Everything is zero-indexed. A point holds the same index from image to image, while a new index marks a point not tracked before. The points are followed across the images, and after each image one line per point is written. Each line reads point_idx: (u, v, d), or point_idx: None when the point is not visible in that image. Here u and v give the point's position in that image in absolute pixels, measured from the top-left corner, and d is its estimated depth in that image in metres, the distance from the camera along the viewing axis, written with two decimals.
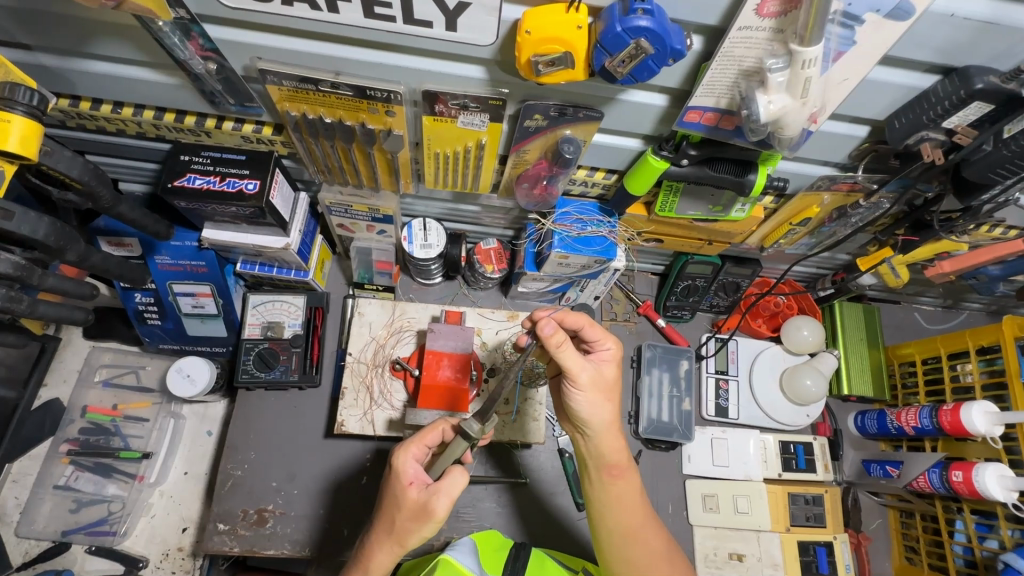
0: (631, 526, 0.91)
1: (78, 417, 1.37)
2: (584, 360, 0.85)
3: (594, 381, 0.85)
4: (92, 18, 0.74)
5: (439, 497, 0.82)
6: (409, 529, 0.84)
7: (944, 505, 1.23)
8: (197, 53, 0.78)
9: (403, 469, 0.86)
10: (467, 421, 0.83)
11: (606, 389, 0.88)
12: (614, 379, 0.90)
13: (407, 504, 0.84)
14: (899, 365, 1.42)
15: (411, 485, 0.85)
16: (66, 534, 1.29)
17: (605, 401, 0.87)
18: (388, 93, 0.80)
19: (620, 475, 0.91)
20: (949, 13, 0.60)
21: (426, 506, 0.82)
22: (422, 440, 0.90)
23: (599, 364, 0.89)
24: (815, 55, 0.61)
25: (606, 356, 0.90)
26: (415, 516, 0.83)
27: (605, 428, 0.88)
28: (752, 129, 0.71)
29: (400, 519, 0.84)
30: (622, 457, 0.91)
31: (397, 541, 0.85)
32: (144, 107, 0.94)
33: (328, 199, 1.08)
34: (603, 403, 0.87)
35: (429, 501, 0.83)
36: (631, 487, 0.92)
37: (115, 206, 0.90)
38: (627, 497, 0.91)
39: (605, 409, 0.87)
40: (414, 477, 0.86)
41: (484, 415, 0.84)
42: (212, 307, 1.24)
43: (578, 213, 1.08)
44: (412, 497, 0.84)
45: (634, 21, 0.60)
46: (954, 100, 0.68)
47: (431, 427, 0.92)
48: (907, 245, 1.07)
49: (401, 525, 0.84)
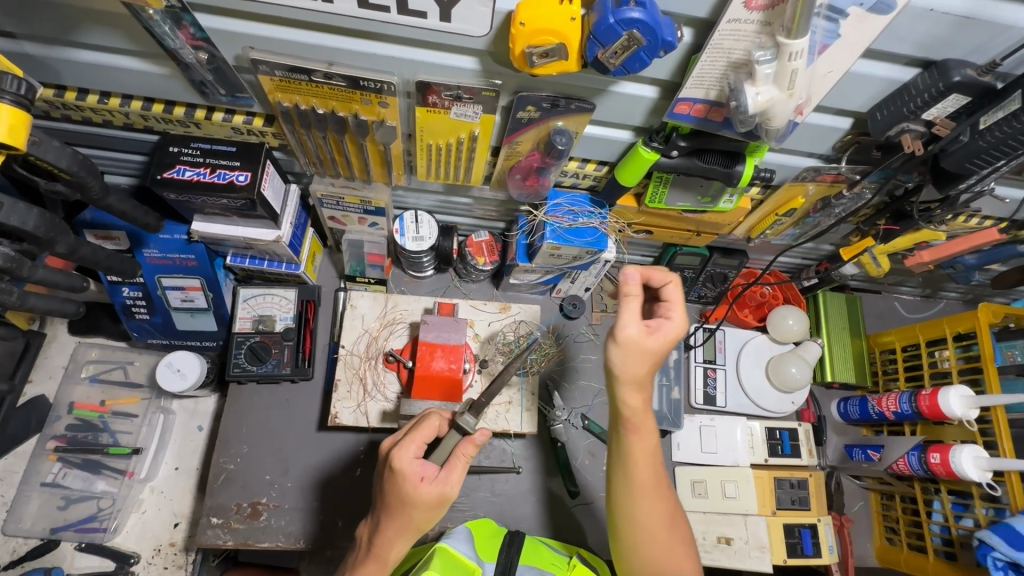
0: (639, 484, 0.92)
1: (64, 414, 1.35)
2: (637, 319, 0.86)
3: (647, 337, 0.86)
4: (82, 6, 0.73)
5: (453, 484, 0.86)
6: (426, 517, 0.87)
7: (922, 486, 1.27)
8: (188, 42, 0.77)
9: (409, 468, 0.85)
10: (463, 417, 0.90)
11: (640, 358, 0.86)
12: (657, 354, 0.86)
13: (424, 500, 0.85)
14: (880, 353, 1.46)
15: (423, 482, 0.85)
16: (54, 531, 1.28)
17: (639, 360, 0.86)
18: (381, 84, 0.81)
19: (635, 430, 0.91)
20: (929, 8, 0.62)
21: (442, 495, 0.86)
22: (420, 436, 0.88)
23: (654, 330, 0.87)
24: (802, 47, 0.62)
25: (666, 328, 0.87)
26: (431, 506, 0.86)
27: (629, 387, 0.88)
28: (741, 121, 0.73)
29: (418, 514, 0.86)
30: (639, 415, 0.90)
31: (415, 529, 0.88)
32: (132, 98, 0.93)
33: (320, 191, 1.08)
34: (629, 365, 0.86)
35: (445, 491, 0.85)
36: (645, 442, 0.92)
37: (104, 197, 0.89)
38: (642, 453, 0.91)
39: (637, 367, 0.86)
40: (423, 472, 0.86)
41: (477, 409, 0.92)
42: (202, 301, 1.23)
43: (570, 204, 1.09)
44: (428, 493, 0.85)
45: (627, 12, 0.61)
46: (933, 92, 0.71)
47: (425, 421, 0.90)
48: (887, 235, 1.09)
49: (419, 517, 0.86)
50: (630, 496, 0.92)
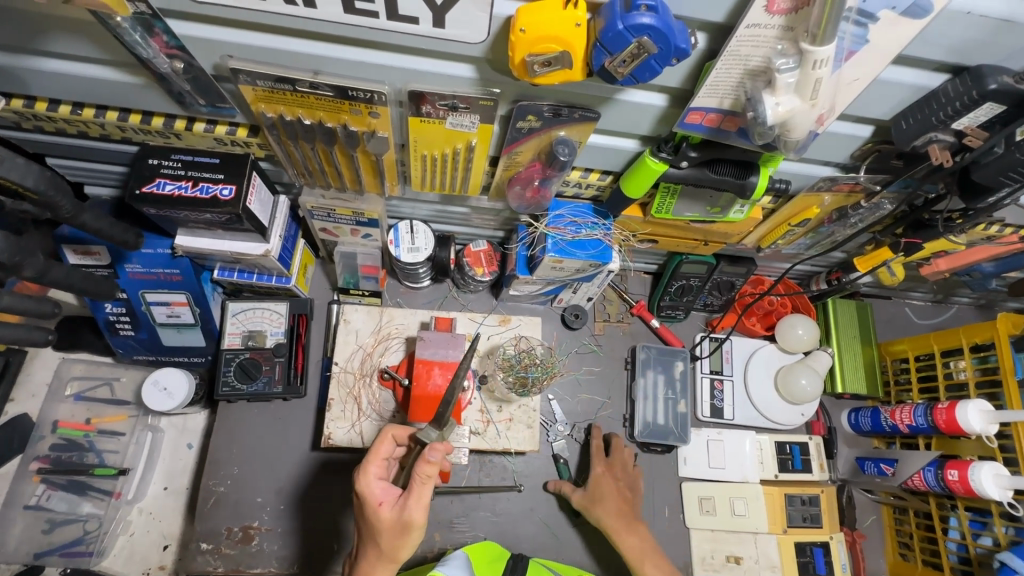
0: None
1: (48, 433, 1.30)
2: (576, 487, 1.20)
3: (582, 495, 1.17)
4: (45, 13, 0.67)
5: (414, 508, 0.80)
6: (396, 546, 0.81)
7: (938, 502, 1.24)
8: (162, 51, 0.72)
9: (369, 491, 0.82)
10: (423, 430, 0.83)
11: (592, 493, 1.16)
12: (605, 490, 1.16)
13: (383, 525, 0.81)
14: (892, 361, 1.41)
15: (382, 505, 0.81)
16: (39, 556, 1.23)
17: (595, 496, 1.16)
18: (371, 94, 0.75)
19: (618, 533, 1.10)
20: (966, 10, 0.57)
21: (403, 520, 0.80)
22: (377, 456, 0.85)
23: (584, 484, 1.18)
24: (827, 54, 0.57)
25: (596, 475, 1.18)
26: (396, 533, 0.81)
27: (601, 509, 1.13)
28: (758, 133, 0.68)
29: (383, 540, 0.81)
30: (615, 520, 1.12)
31: (390, 560, 0.82)
32: (107, 108, 0.88)
33: (309, 203, 1.03)
34: (591, 500, 1.15)
35: (403, 514, 0.80)
36: (639, 545, 1.09)
37: (77, 215, 0.83)
38: (630, 548, 1.08)
39: (596, 500, 1.15)
40: (382, 496, 0.82)
41: (442, 421, 0.84)
42: (188, 316, 1.18)
43: (572, 215, 1.04)
44: (386, 516, 0.81)
45: (636, 18, 0.55)
46: (966, 101, 0.66)
47: (381, 440, 0.87)
48: (910, 247, 1.02)
49: (387, 544, 0.81)
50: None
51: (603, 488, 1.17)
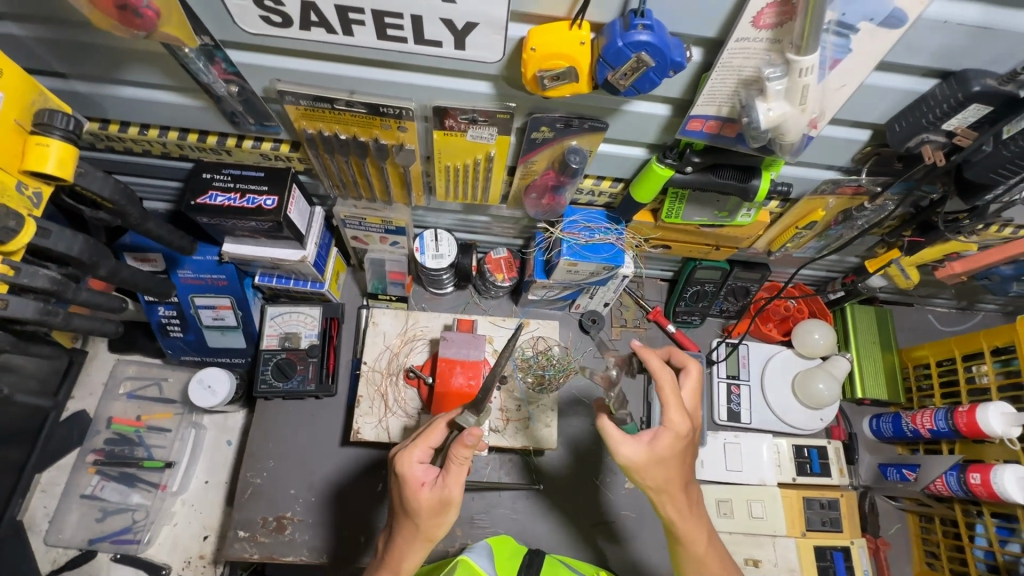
0: (711, 569, 0.89)
1: (103, 428, 1.41)
2: (629, 439, 0.82)
3: (643, 457, 0.81)
4: (125, 47, 0.79)
5: (453, 487, 0.85)
6: (433, 525, 0.87)
7: (964, 508, 1.22)
8: (220, 77, 0.82)
9: (411, 473, 0.86)
10: (463, 415, 0.87)
11: (661, 462, 0.82)
12: (673, 453, 0.82)
13: (423, 504, 0.85)
14: (914, 368, 1.41)
15: (424, 486, 0.85)
16: (92, 542, 1.32)
17: (656, 468, 0.82)
18: (400, 110, 0.84)
19: (671, 503, 0.85)
20: (943, 19, 0.61)
21: (443, 498, 0.85)
22: (426, 441, 0.88)
23: (650, 442, 0.82)
24: (812, 63, 0.62)
25: (665, 431, 0.82)
26: (435, 512, 0.86)
27: (666, 486, 0.84)
28: (753, 136, 0.73)
29: (422, 520, 0.86)
30: (673, 487, 0.84)
31: (425, 538, 0.88)
32: (169, 128, 0.99)
33: (343, 213, 1.12)
34: (656, 470, 0.82)
35: (444, 494, 0.84)
36: (701, 530, 0.88)
37: (142, 222, 0.94)
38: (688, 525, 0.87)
39: (659, 474, 0.83)
40: (424, 478, 0.86)
41: (478, 407, 0.88)
42: (232, 319, 1.28)
43: (586, 221, 1.10)
44: (427, 497, 0.85)
45: (635, 36, 0.62)
46: (952, 103, 0.70)
47: (432, 427, 0.90)
48: (913, 246, 1.07)
49: (424, 523, 0.87)
50: (698, 566, 0.89)
51: (674, 463, 0.83)
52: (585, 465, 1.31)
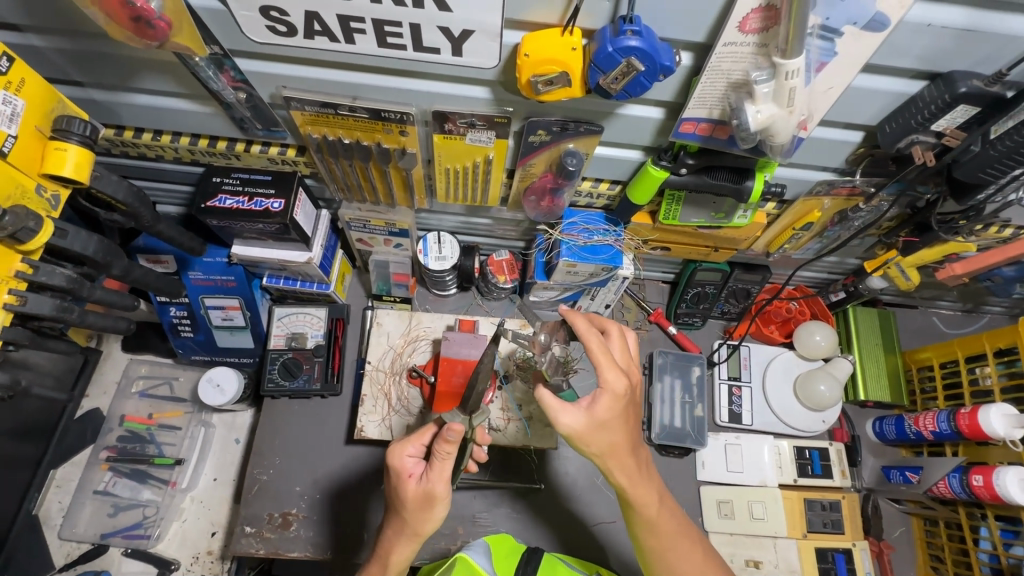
0: (665, 529, 0.91)
1: (116, 426, 1.45)
2: (568, 407, 0.80)
3: (584, 424, 0.80)
4: (139, 57, 0.82)
5: (436, 482, 0.86)
6: (420, 520, 0.88)
7: (968, 511, 1.21)
8: (229, 84, 0.86)
9: (400, 464, 0.89)
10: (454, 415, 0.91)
11: (603, 426, 0.81)
12: (614, 415, 0.81)
13: (410, 496, 0.88)
14: (918, 370, 1.40)
15: (410, 478, 0.88)
16: (104, 537, 1.36)
17: (600, 433, 0.81)
18: (401, 115, 0.87)
19: (618, 468, 0.85)
20: (926, 22, 0.63)
21: (427, 492, 0.87)
22: (420, 437, 0.91)
23: (589, 407, 0.80)
24: (798, 66, 0.64)
25: (603, 394, 0.80)
26: (421, 505, 0.88)
27: (611, 450, 0.83)
28: (743, 138, 0.74)
29: (408, 513, 0.89)
30: (618, 450, 0.83)
31: (413, 534, 0.89)
32: (181, 134, 1.03)
33: (348, 216, 1.15)
34: (599, 434, 0.81)
35: (427, 488, 0.86)
36: (652, 492, 0.89)
37: (155, 224, 0.97)
38: (637, 489, 0.87)
39: (604, 439, 0.82)
40: (413, 470, 0.89)
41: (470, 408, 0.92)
42: (240, 319, 1.32)
43: (585, 222, 1.12)
44: (413, 489, 0.88)
45: (624, 41, 0.64)
46: (940, 104, 0.71)
47: (428, 424, 0.93)
48: (909, 247, 1.08)
49: (410, 517, 0.89)
50: (651, 529, 0.90)
51: (615, 427, 0.82)
52: (585, 465, 1.32)
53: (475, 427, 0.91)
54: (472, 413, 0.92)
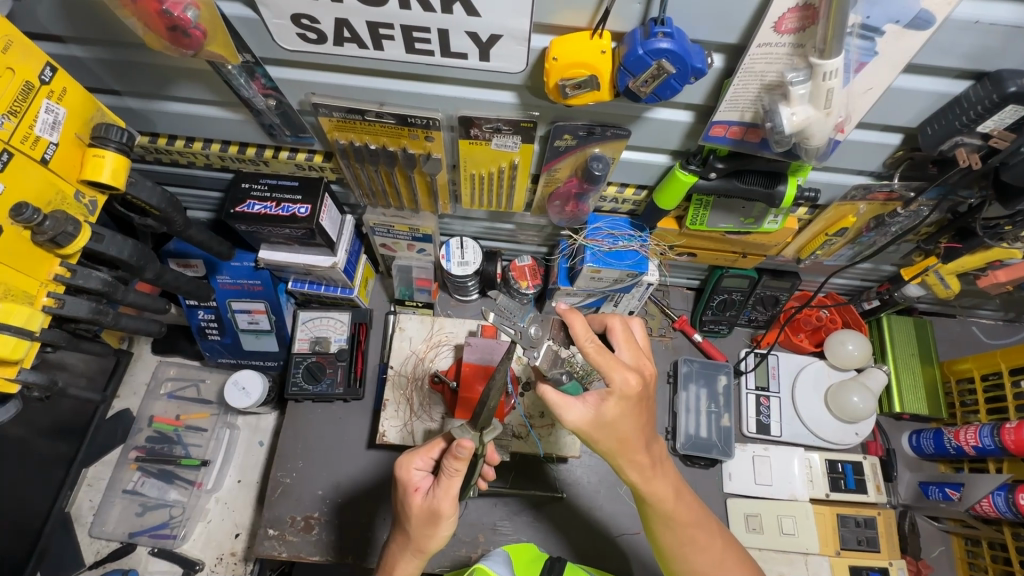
0: (682, 521, 0.87)
1: (145, 426, 1.47)
2: (574, 404, 0.76)
3: (590, 420, 0.76)
4: (172, 65, 0.84)
5: (441, 498, 0.84)
6: (425, 535, 0.87)
7: (1014, 532, 1.15)
8: (259, 91, 0.87)
9: (407, 476, 0.89)
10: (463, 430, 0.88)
11: (613, 424, 0.76)
12: (624, 414, 0.76)
13: (415, 510, 0.87)
14: (957, 382, 1.35)
15: (416, 492, 0.87)
16: (132, 536, 1.38)
17: (610, 431, 0.77)
18: (427, 120, 0.87)
19: (631, 464, 0.81)
20: (974, 19, 0.60)
21: (432, 508, 0.85)
22: (428, 450, 0.90)
23: (597, 405, 0.76)
24: (836, 66, 0.62)
25: (611, 393, 0.75)
26: (426, 521, 0.86)
27: (622, 447, 0.79)
28: (777, 141, 0.72)
29: (413, 527, 0.87)
30: (632, 446, 0.79)
31: (417, 549, 0.88)
32: (212, 141, 1.05)
33: (372, 220, 1.15)
34: (609, 433, 0.77)
35: (432, 504, 0.85)
36: (667, 487, 0.85)
37: (186, 229, 0.99)
38: (652, 485, 0.84)
39: (613, 438, 0.78)
40: (419, 483, 0.88)
41: (478, 423, 0.88)
42: (265, 323, 1.33)
43: (609, 228, 1.11)
44: (418, 503, 0.86)
45: (654, 44, 0.63)
46: (987, 104, 0.68)
47: (437, 438, 0.93)
48: (950, 253, 1.04)
49: (415, 532, 0.87)
50: (668, 523, 0.87)
51: (626, 426, 0.77)
52: (609, 474, 1.30)
53: (486, 443, 0.87)
54: (482, 429, 0.88)
